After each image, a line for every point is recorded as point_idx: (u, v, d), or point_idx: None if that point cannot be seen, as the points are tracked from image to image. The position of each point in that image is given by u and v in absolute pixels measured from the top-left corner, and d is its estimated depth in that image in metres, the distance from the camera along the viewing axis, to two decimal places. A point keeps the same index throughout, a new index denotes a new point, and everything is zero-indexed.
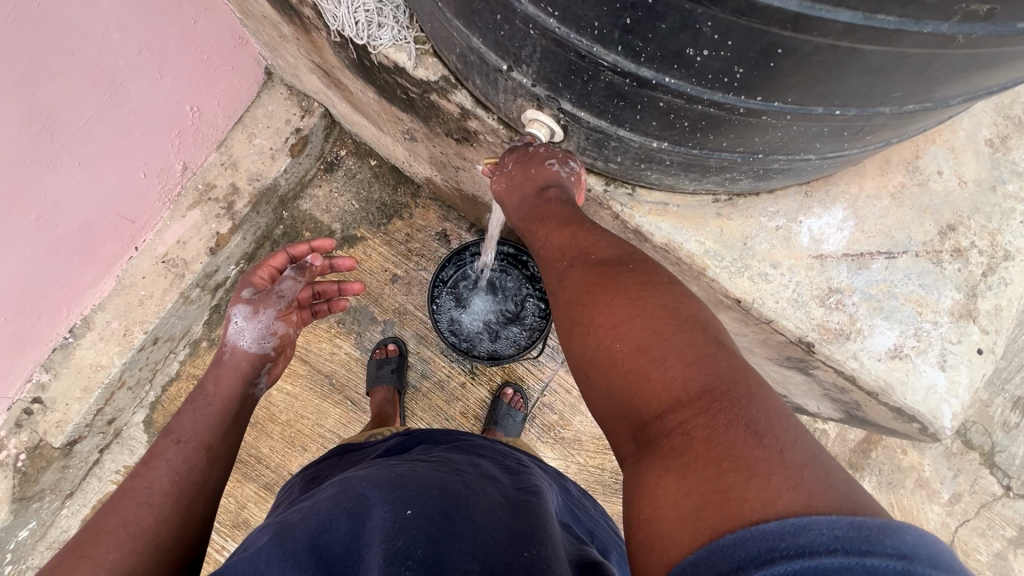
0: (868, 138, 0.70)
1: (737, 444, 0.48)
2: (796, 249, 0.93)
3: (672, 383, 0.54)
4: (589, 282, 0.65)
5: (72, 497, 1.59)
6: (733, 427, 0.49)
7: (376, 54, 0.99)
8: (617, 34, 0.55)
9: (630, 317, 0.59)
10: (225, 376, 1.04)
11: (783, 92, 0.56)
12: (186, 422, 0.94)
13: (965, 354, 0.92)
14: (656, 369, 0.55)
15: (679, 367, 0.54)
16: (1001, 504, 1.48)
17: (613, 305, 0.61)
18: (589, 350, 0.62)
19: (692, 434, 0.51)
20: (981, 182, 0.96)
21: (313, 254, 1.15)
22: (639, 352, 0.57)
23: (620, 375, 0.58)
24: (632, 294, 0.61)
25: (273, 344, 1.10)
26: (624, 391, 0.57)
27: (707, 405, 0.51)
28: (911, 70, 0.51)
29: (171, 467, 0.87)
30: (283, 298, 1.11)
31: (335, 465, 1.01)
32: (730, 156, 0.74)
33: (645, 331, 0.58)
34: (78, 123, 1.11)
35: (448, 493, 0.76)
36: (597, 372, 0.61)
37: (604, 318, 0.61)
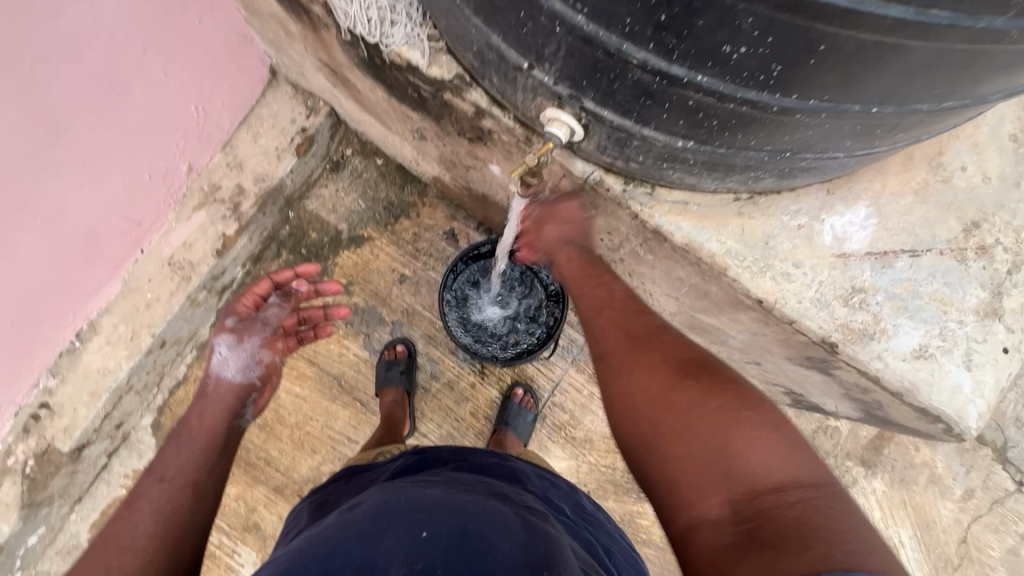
0: (899, 136, 0.68)
1: (843, 521, 0.59)
2: (818, 248, 0.92)
3: (777, 465, 0.64)
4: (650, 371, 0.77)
5: (81, 501, 1.58)
6: (840, 511, 0.60)
7: (387, 52, 0.97)
8: (649, 31, 0.53)
9: (729, 400, 0.69)
10: (209, 409, 1.03)
11: (820, 90, 0.54)
12: (170, 459, 0.93)
13: (990, 354, 0.90)
14: (760, 450, 0.65)
15: (783, 453, 0.65)
16: (1014, 500, 1.47)
17: (710, 387, 0.71)
18: (676, 417, 0.70)
19: (795, 508, 0.61)
20: (1006, 178, 0.95)
21: (299, 280, 1.17)
22: (742, 434, 0.66)
23: (719, 445, 0.66)
24: (727, 383, 0.72)
25: (257, 373, 1.11)
26: (720, 460, 0.66)
27: (814, 492, 0.62)
28: (955, 67, 0.50)
29: (155, 508, 0.85)
30: (267, 325, 1.16)
31: (343, 489, 1.00)
32: (756, 154, 0.73)
33: (752, 419, 0.68)
34: (82, 125, 1.09)
35: (461, 512, 0.75)
36: (681, 438, 0.69)
37: (698, 392, 0.71)
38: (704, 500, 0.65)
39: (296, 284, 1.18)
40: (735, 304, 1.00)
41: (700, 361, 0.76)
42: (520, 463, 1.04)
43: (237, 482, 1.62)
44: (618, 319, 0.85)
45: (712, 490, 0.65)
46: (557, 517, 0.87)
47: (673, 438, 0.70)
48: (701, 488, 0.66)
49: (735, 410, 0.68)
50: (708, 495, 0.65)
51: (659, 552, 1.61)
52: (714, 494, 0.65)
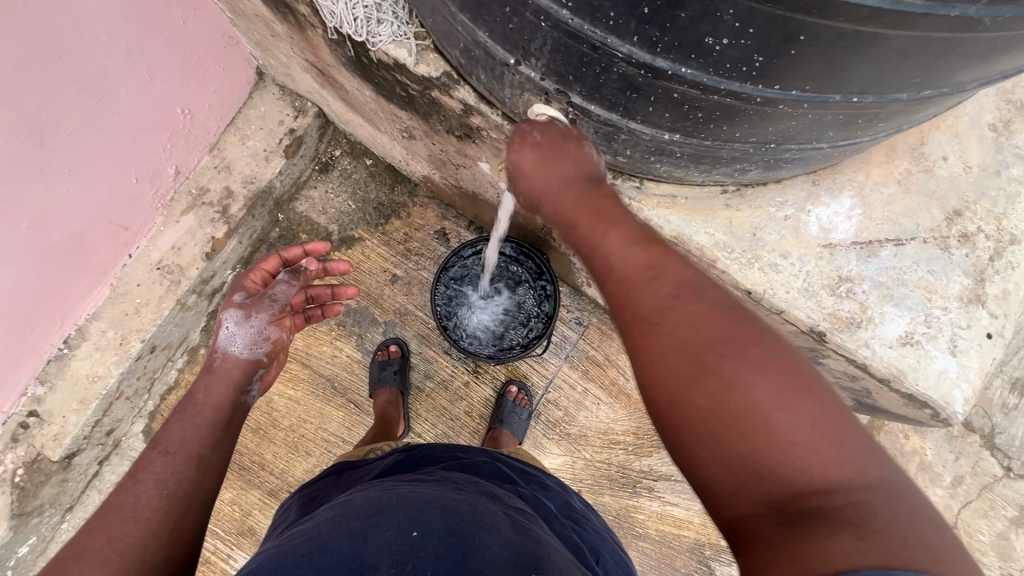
0: (881, 125, 0.70)
1: (903, 528, 0.48)
2: (805, 238, 0.93)
3: (828, 463, 0.52)
4: (681, 330, 0.60)
5: (73, 510, 1.56)
6: (903, 516, 0.49)
7: (375, 51, 0.97)
8: (633, 25, 0.53)
9: (766, 384, 0.55)
10: (215, 384, 1.03)
11: (802, 80, 0.55)
12: (174, 432, 0.93)
13: (974, 339, 0.92)
14: (808, 447, 0.52)
15: (835, 449, 0.52)
16: (1003, 485, 1.49)
17: (743, 367, 0.56)
18: (702, 406, 0.56)
19: (847, 511, 0.50)
20: (985, 167, 0.96)
21: (309, 258, 1.14)
22: (785, 429, 0.53)
23: (753, 441, 0.54)
24: (766, 359, 0.56)
25: (266, 349, 1.10)
26: (755, 457, 0.53)
27: (869, 493, 0.50)
28: (933, 55, 0.51)
29: (158, 480, 0.85)
30: (276, 302, 1.12)
31: (333, 485, 1.00)
32: (742, 146, 0.73)
33: (798, 409, 0.53)
34: (67, 128, 1.08)
35: (452, 512, 0.75)
36: (708, 431, 0.56)
37: (729, 379, 0.56)
38: (740, 497, 0.54)
39: (307, 261, 1.15)
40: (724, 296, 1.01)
41: (731, 327, 0.59)
42: (509, 462, 1.04)
43: (231, 486, 1.61)
44: (622, 275, 0.66)
45: (749, 486, 0.54)
46: (539, 515, 0.88)
47: (698, 431, 0.56)
48: (735, 486, 0.55)
49: (780, 400, 0.54)
50: (743, 490, 0.54)
51: (655, 545, 1.62)
52: (750, 490, 0.54)
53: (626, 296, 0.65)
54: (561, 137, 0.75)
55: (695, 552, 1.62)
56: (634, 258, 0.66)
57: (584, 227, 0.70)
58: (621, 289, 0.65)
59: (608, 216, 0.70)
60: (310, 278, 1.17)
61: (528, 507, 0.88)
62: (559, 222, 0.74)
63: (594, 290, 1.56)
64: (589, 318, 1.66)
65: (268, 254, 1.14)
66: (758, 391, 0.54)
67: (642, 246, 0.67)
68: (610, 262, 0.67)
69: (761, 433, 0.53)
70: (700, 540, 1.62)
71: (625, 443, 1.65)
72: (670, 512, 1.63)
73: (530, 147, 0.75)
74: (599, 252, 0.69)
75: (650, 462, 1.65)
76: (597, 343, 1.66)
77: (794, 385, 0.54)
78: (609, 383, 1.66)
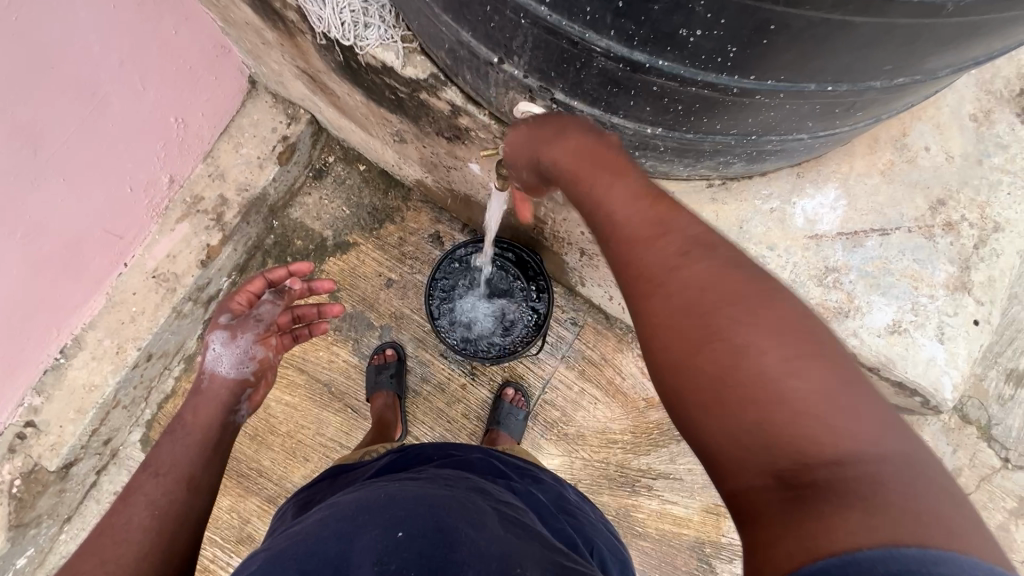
0: (859, 115, 0.71)
1: (921, 501, 0.44)
2: (791, 230, 0.94)
3: (844, 430, 0.48)
4: (688, 288, 0.57)
5: (71, 521, 1.55)
6: (919, 487, 0.45)
7: (363, 55, 0.98)
8: (609, 19, 0.55)
9: (775, 343, 0.51)
10: (204, 405, 1.04)
11: (776, 69, 0.56)
12: (164, 453, 0.95)
13: (961, 326, 0.93)
14: (824, 412, 0.49)
15: (850, 412, 0.48)
16: (1001, 476, 1.49)
17: (748, 324, 0.53)
18: (706, 366, 0.53)
19: (859, 481, 0.46)
20: (967, 157, 0.98)
21: (293, 279, 1.13)
22: (794, 384, 0.50)
23: (759, 404, 0.50)
24: (774, 317, 0.53)
25: (252, 369, 1.11)
26: (764, 420, 0.50)
27: (887, 461, 0.47)
28: (901, 42, 0.52)
29: (149, 501, 0.87)
30: (261, 322, 1.14)
31: (327, 489, 1.00)
32: (723, 138, 0.75)
33: (810, 368, 0.50)
34: (60, 138, 1.09)
35: (439, 508, 0.76)
36: (712, 396, 0.53)
37: (733, 336, 0.53)
38: (744, 466, 0.51)
39: (290, 282, 1.14)
40: None
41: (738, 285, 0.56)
42: (503, 458, 1.05)
43: (230, 493, 1.61)
44: (626, 232, 0.63)
45: (754, 453, 0.50)
46: (533, 510, 0.88)
47: (703, 395, 0.53)
48: (742, 453, 0.51)
49: (788, 357, 0.51)
50: (747, 456, 0.51)
51: (656, 544, 1.62)
52: (757, 457, 0.50)
53: (632, 254, 0.61)
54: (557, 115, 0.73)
55: (696, 550, 1.61)
56: (641, 215, 0.62)
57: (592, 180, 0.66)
58: (628, 248, 0.61)
59: (615, 171, 0.66)
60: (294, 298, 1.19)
61: (521, 501, 0.88)
62: (563, 180, 0.69)
63: (588, 290, 1.57)
64: (584, 317, 1.66)
65: (253, 275, 1.12)
66: (767, 352, 0.51)
67: (649, 202, 0.63)
68: (615, 219, 0.64)
69: (766, 394, 0.50)
70: (701, 538, 1.62)
71: (623, 441, 1.65)
72: (670, 511, 1.63)
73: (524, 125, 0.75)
74: (604, 209, 0.65)
75: (649, 460, 1.65)
76: (592, 342, 1.67)
77: (805, 345, 0.51)
78: (605, 382, 1.66)
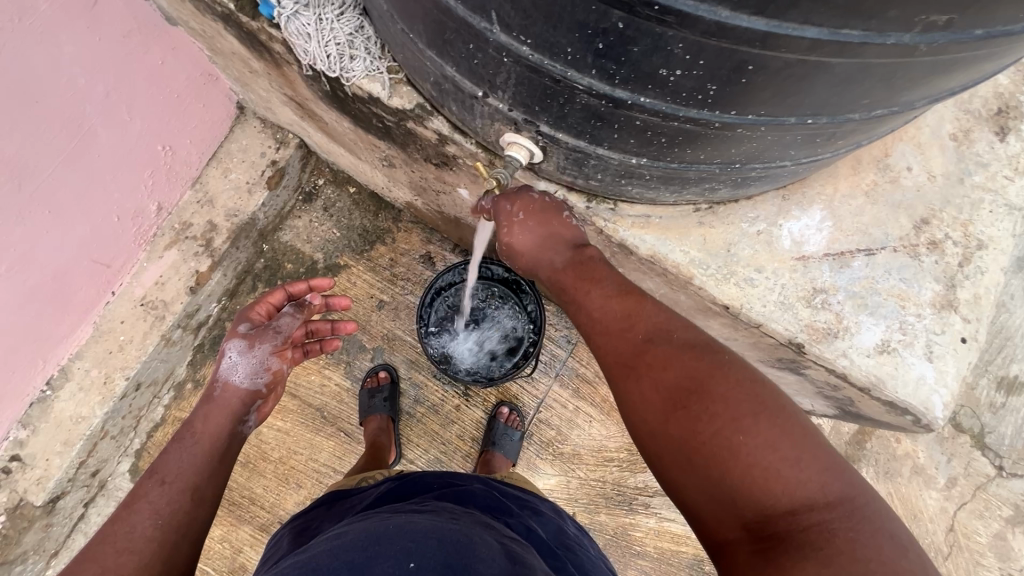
0: (839, 143, 0.72)
1: (854, 541, 0.58)
2: (778, 252, 0.95)
3: (791, 487, 0.61)
4: (662, 374, 0.70)
5: (57, 556, 1.52)
6: (853, 528, 0.59)
7: (349, 86, 0.98)
8: (590, 58, 0.55)
9: (732, 417, 0.64)
10: (214, 414, 1.01)
11: (756, 105, 0.57)
12: (171, 462, 0.92)
13: (949, 344, 0.94)
14: (776, 474, 0.61)
15: (797, 470, 0.61)
16: (996, 484, 1.48)
17: (712, 407, 0.65)
18: (681, 441, 0.66)
19: (809, 529, 0.59)
20: (949, 175, 0.99)
21: (313, 293, 1.15)
22: (750, 453, 0.62)
23: (729, 472, 0.62)
24: (729, 394, 0.65)
25: (266, 380, 1.07)
26: (734, 484, 0.62)
27: (827, 508, 0.60)
28: (878, 78, 0.53)
29: (153, 512, 0.85)
30: (280, 334, 1.11)
31: (325, 516, 0.98)
32: (708, 167, 0.75)
33: (764, 436, 0.62)
34: (45, 170, 1.09)
35: (448, 543, 0.74)
36: (690, 466, 0.65)
37: (699, 415, 0.65)
38: (725, 521, 0.63)
39: (310, 296, 1.15)
40: (704, 311, 1.03)
41: (698, 370, 0.68)
42: (503, 489, 1.04)
43: (221, 523, 1.58)
44: (602, 326, 0.77)
45: (729, 512, 0.63)
46: (534, 546, 0.87)
47: (683, 464, 0.65)
48: (719, 510, 0.63)
49: (739, 428, 0.63)
50: (724, 515, 0.63)
51: (654, 563, 1.60)
52: (732, 514, 0.63)
53: (607, 346, 0.76)
54: (540, 205, 0.87)
55: (695, 568, 1.60)
56: (613, 309, 0.77)
57: (568, 287, 0.82)
58: (603, 340, 0.77)
59: (591, 274, 0.81)
60: (313, 313, 1.18)
61: (523, 538, 0.87)
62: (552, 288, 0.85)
63: None
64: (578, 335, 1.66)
65: (273, 288, 1.13)
66: (726, 424, 0.64)
67: (621, 298, 0.78)
68: (592, 316, 0.79)
69: (728, 462, 0.63)
70: (699, 555, 1.61)
71: (618, 459, 1.64)
72: (667, 528, 1.62)
73: (518, 226, 0.85)
74: (582, 307, 0.80)
75: (645, 478, 1.64)
76: (586, 360, 1.67)
77: (754, 416, 0.64)
78: (599, 401, 1.66)
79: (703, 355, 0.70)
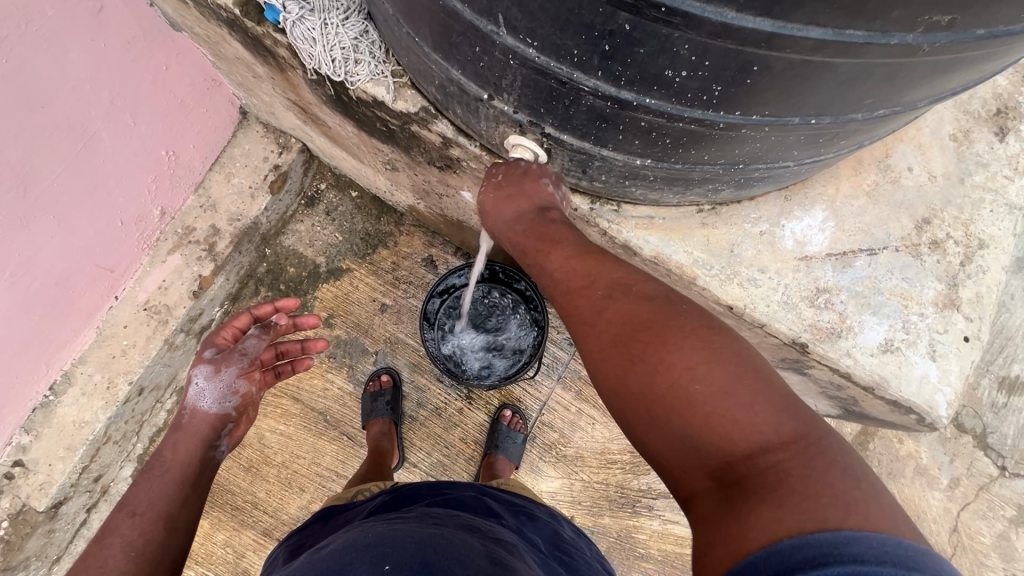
0: (842, 143, 0.72)
1: (814, 482, 0.51)
2: (781, 252, 0.95)
3: (747, 429, 0.55)
4: (624, 328, 0.65)
5: (60, 562, 1.51)
6: (813, 469, 0.52)
7: (354, 90, 0.99)
8: (596, 60, 0.56)
9: (687, 363, 0.59)
10: (183, 441, 1.02)
11: (760, 106, 0.57)
12: (142, 493, 0.94)
13: (952, 343, 0.94)
14: (730, 419, 0.56)
15: (751, 413, 0.56)
16: (999, 484, 1.48)
17: (668, 353, 0.61)
18: (639, 393, 0.62)
19: (769, 472, 0.53)
20: (950, 175, 1.00)
21: (279, 314, 1.13)
22: (705, 398, 0.57)
23: (688, 420, 0.58)
24: (684, 342, 0.61)
25: (234, 404, 1.09)
26: (690, 431, 0.58)
27: (788, 451, 0.54)
28: (881, 78, 0.53)
29: (125, 544, 0.86)
30: (246, 356, 1.11)
31: (320, 531, 0.97)
32: (711, 168, 0.76)
33: (717, 380, 0.58)
34: (50, 175, 1.09)
35: (427, 546, 0.74)
36: (648, 416, 0.61)
37: (654, 364, 0.61)
38: (688, 473, 0.58)
39: (277, 317, 1.13)
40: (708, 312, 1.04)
41: (656, 320, 0.64)
42: (496, 495, 1.04)
43: (224, 528, 1.57)
44: (563, 287, 0.75)
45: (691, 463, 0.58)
46: (526, 549, 0.86)
47: (643, 418, 0.61)
48: (681, 462, 0.59)
49: (694, 375, 0.59)
50: (688, 468, 0.58)
51: (658, 565, 1.60)
52: (695, 465, 0.58)
53: (574, 304, 0.72)
54: (521, 173, 0.84)
55: None
56: (571, 269, 0.74)
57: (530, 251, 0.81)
58: (569, 299, 0.73)
59: (550, 238, 0.80)
60: (281, 333, 1.17)
61: (514, 540, 0.86)
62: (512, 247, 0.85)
63: None
64: None
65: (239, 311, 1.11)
66: (680, 369, 0.59)
67: (580, 258, 0.75)
68: (554, 277, 0.76)
69: (685, 409, 0.58)
70: None
71: (622, 462, 1.64)
72: (671, 531, 1.61)
73: (493, 189, 0.87)
74: (544, 268, 0.78)
75: (648, 480, 1.63)
76: None
77: (710, 360, 0.59)
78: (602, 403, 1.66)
79: (665, 309, 0.66)
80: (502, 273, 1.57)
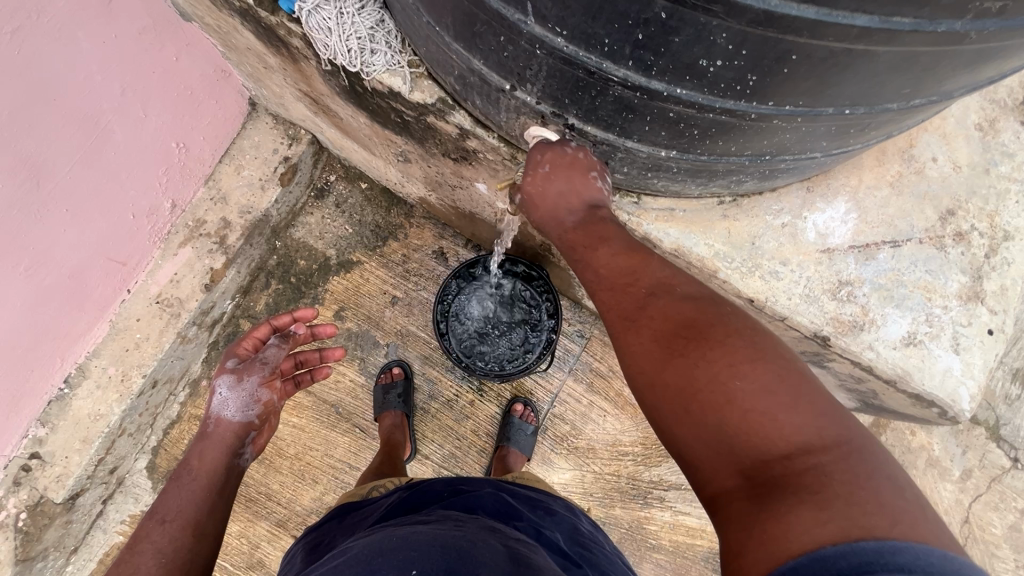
0: (871, 134, 0.71)
1: (858, 489, 0.49)
2: (803, 245, 0.94)
3: (787, 430, 0.53)
4: (666, 325, 0.63)
5: (77, 552, 1.52)
6: (855, 475, 0.50)
7: (369, 80, 0.98)
8: (628, 50, 0.55)
9: (729, 359, 0.58)
10: (210, 449, 1.02)
11: (794, 96, 0.56)
12: (171, 501, 0.94)
13: (975, 336, 0.93)
14: (770, 418, 0.54)
15: (796, 414, 0.54)
16: (1011, 476, 1.48)
17: (711, 352, 0.59)
18: (675, 386, 0.59)
19: (809, 475, 0.51)
20: (974, 166, 0.98)
21: (297, 323, 1.13)
22: (747, 396, 0.55)
23: (723, 416, 0.56)
24: (727, 338, 0.59)
25: (257, 413, 1.07)
26: (728, 431, 0.55)
27: (830, 454, 0.52)
28: (922, 67, 0.52)
29: (156, 551, 0.87)
30: (267, 365, 1.09)
31: (337, 530, 0.98)
32: (737, 160, 0.75)
33: (758, 379, 0.56)
34: (63, 169, 1.08)
35: (451, 549, 0.74)
36: (682, 411, 0.59)
37: (694, 359, 0.59)
38: (718, 472, 0.56)
39: (296, 326, 1.13)
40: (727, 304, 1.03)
41: (698, 317, 0.62)
42: (513, 491, 1.04)
43: (238, 519, 1.59)
44: (607, 283, 0.72)
45: (724, 462, 0.56)
46: (546, 548, 0.86)
47: (676, 413, 0.59)
48: (712, 460, 0.56)
49: (733, 371, 0.57)
50: (720, 467, 0.56)
51: (670, 556, 1.60)
52: (729, 462, 0.55)
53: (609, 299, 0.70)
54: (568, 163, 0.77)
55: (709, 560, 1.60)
56: (616, 264, 0.72)
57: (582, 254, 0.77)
58: (606, 295, 0.71)
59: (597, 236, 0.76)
60: (300, 342, 1.15)
61: (535, 540, 0.86)
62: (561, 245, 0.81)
63: None
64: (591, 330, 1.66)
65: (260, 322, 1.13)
66: (720, 366, 0.57)
67: (626, 256, 0.72)
68: (598, 272, 0.73)
69: (724, 408, 0.56)
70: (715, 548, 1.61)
71: (633, 453, 1.64)
72: (683, 522, 1.62)
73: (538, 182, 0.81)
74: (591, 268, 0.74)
75: (659, 472, 1.64)
76: (600, 355, 1.67)
77: (752, 360, 0.57)
78: (614, 395, 1.66)
79: (708, 309, 0.64)
80: (514, 266, 1.56)
